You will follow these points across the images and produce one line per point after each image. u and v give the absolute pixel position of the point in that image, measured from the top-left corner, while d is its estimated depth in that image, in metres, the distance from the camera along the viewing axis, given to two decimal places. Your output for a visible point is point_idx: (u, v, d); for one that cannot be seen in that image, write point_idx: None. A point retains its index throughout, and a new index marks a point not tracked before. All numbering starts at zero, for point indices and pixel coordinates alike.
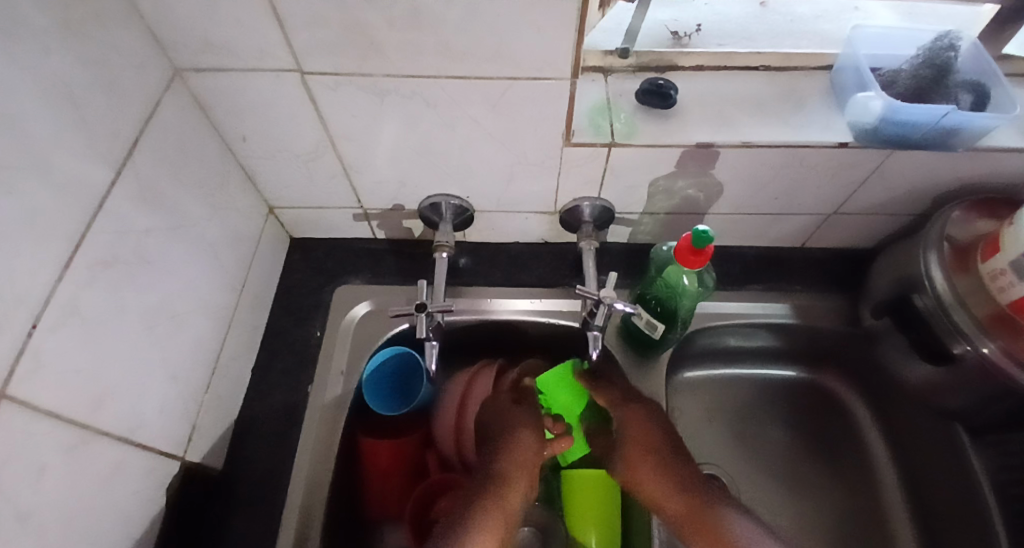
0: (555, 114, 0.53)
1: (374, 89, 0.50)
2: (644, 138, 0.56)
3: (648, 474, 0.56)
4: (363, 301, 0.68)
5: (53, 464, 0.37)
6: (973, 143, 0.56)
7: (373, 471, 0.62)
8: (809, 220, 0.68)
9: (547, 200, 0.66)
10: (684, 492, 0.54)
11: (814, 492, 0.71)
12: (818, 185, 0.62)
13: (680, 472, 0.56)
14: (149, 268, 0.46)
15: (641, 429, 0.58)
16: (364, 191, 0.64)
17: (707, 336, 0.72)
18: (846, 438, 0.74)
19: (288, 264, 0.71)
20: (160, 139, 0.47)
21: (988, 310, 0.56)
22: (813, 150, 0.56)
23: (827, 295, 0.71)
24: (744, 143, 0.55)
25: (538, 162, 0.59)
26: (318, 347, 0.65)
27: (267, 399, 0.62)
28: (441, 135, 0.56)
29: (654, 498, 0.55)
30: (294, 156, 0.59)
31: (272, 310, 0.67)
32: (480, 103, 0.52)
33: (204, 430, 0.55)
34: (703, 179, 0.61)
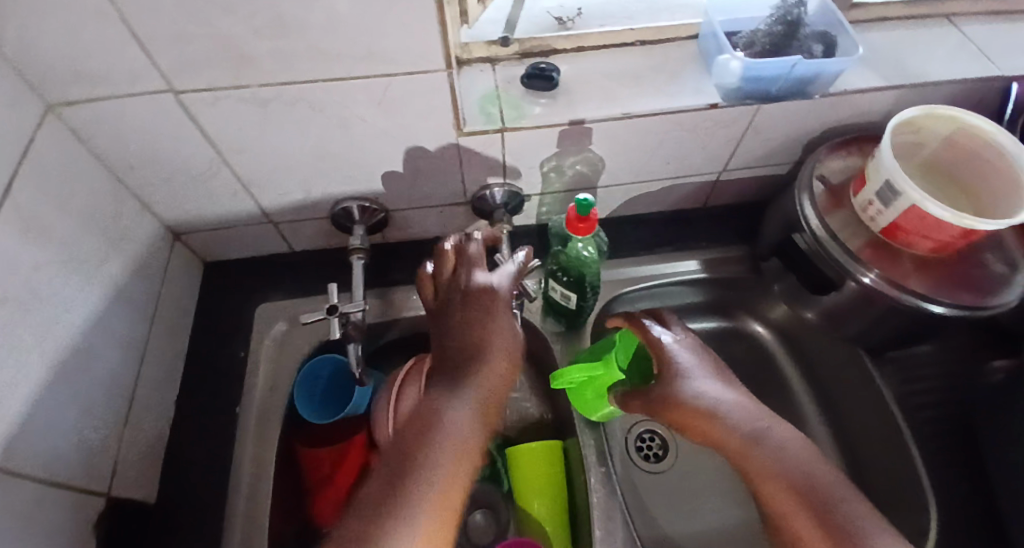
0: (441, 106, 0.55)
1: (255, 99, 0.51)
2: (533, 120, 0.58)
3: (694, 407, 0.59)
4: (284, 317, 0.68)
5: None
6: (827, 88, 0.61)
7: (315, 480, 0.63)
8: (702, 180, 0.73)
9: (455, 191, 0.68)
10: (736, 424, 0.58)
11: None
12: (702, 145, 0.66)
13: (728, 401, 0.59)
14: (45, 304, 0.46)
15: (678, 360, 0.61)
16: (270, 204, 0.64)
17: (627, 301, 0.76)
18: (769, 377, 0.80)
19: (204, 288, 0.71)
20: (39, 171, 0.46)
21: (865, 240, 0.61)
22: (688, 113, 0.60)
23: (730, 247, 0.76)
24: (624, 114, 0.59)
25: (437, 153, 0.61)
26: (244, 365, 0.65)
27: (197, 422, 0.62)
28: (334, 139, 0.57)
29: (702, 430, 0.59)
30: (190, 178, 0.59)
31: (191, 335, 0.67)
32: (365, 102, 0.53)
33: (127, 462, 0.54)
34: (585, 154, 0.64)
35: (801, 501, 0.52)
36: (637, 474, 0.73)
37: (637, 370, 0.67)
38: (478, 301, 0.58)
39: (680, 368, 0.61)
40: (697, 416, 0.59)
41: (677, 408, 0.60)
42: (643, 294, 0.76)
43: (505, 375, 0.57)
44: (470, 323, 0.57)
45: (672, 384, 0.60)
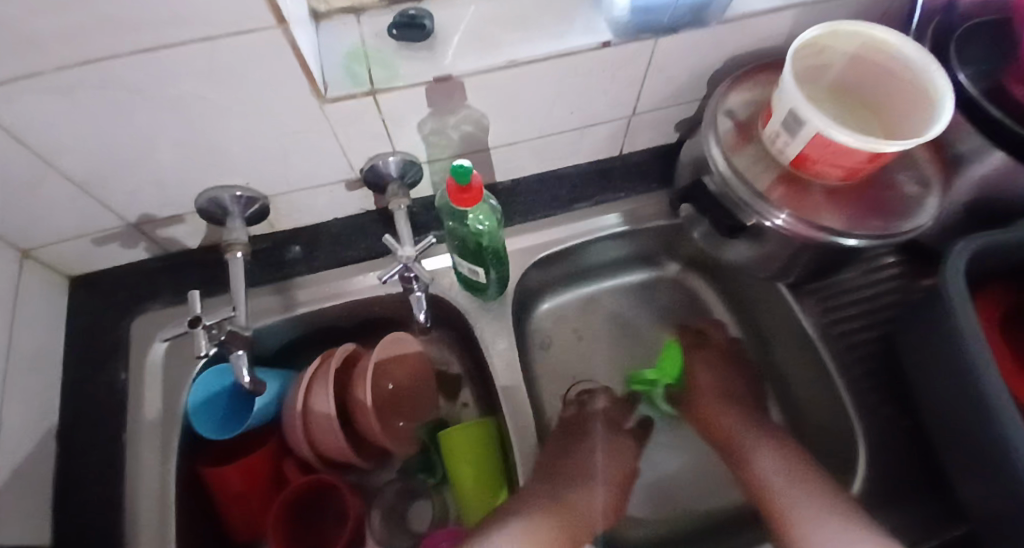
0: (295, 75, 0.47)
1: (60, 88, 0.42)
2: (408, 80, 0.52)
3: (710, 404, 0.70)
4: (160, 335, 0.61)
5: None
6: (724, 16, 0.55)
7: (225, 502, 0.58)
8: (611, 127, 0.68)
9: (340, 167, 0.61)
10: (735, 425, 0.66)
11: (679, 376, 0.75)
12: (605, 90, 0.61)
13: (735, 406, 0.69)
14: None
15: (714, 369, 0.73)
16: (126, 205, 0.57)
17: (546, 264, 0.73)
18: (697, 320, 0.80)
19: (73, 307, 0.63)
20: None
21: (776, 174, 0.59)
22: (580, 56, 0.54)
23: (648, 196, 0.73)
24: (510, 62, 0.53)
25: (306, 128, 0.54)
26: (127, 388, 0.59)
27: (83, 458, 0.56)
28: (178, 125, 0.49)
29: (711, 418, 0.68)
30: (15, 189, 0.50)
31: (65, 362, 0.60)
32: (200, 79, 0.45)
33: (7, 513, 0.49)
34: (465, 113, 0.58)
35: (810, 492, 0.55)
36: None
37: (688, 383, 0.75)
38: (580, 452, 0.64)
39: (715, 377, 0.72)
40: (716, 414, 0.68)
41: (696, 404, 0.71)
42: (563, 254, 0.73)
43: (618, 481, 0.65)
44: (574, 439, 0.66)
45: (699, 395, 0.72)
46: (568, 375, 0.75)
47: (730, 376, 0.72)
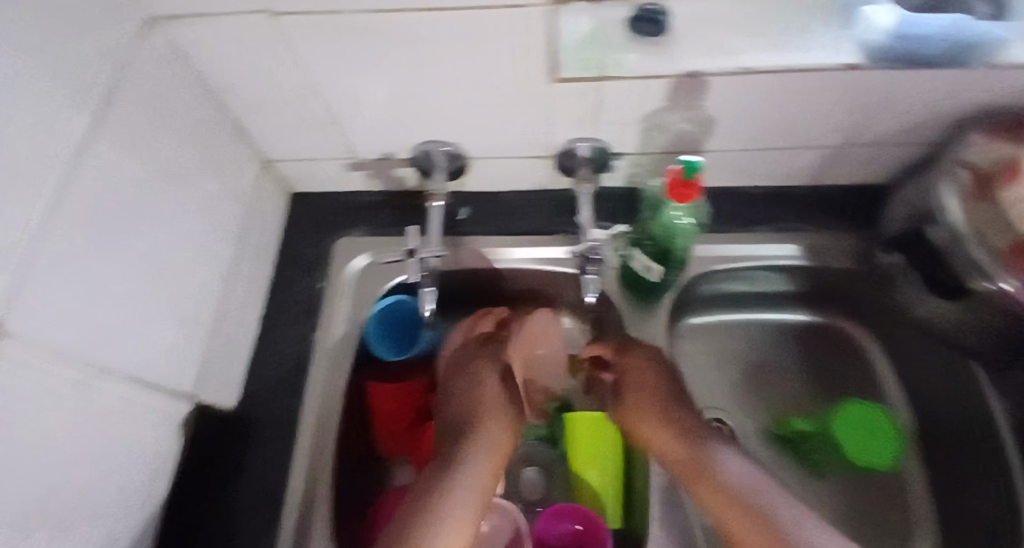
0: (539, 48, 0.51)
1: (351, 28, 0.49)
2: (635, 69, 0.53)
3: (643, 414, 0.61)
4: (363, 253, 0.69)
5: (64, 398, 0.39)
6: (992, 58, 0.51)
7: (378, 413, 0.68)
8: (817, 155, 0.65)
9: (539, 142, 0.64)
10: (675, 434, 0.58)
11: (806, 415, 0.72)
12: (827, 114, 0.58)
13: (671, 415, 0.60)
14: (149, 218, 0.48)
15: (643, 377, 0.62)
16: (356, 140, 0.64)
17: (712, 282, 0.71)
18: (857, 379, 0.74)
19: (290, 218, 0.73)
20: (151, 84, 0.47)
21: (1009, 240, 0.52)
22: (822, 74, 0.52)
23: (839, 235, 0.68)
24: (740, 69, 0.52)
25: (526, 100, 0.57)
26: (322, 297, 0.67)
27: (275, 348, 0.65)
28: (424, 77, 0.55)
29: (652, 439, 0.59)
30: (283, 106, 0.59)
31: (277, 262, 0.70)
32: (458, 38, 0.50)
33: (217, 373, 0.58)
34: (694, 111, 0.57)
35: (738, 500, 0.52)
36: None
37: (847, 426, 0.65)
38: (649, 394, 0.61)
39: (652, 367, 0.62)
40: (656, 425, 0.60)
41: (631, 408, 0.62)
42: (729, 276, 0.70)
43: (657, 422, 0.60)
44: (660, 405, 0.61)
45: (665, 403, 0.61)
46: (701, 396, 0.74)
47: (656, 403, 0.61)
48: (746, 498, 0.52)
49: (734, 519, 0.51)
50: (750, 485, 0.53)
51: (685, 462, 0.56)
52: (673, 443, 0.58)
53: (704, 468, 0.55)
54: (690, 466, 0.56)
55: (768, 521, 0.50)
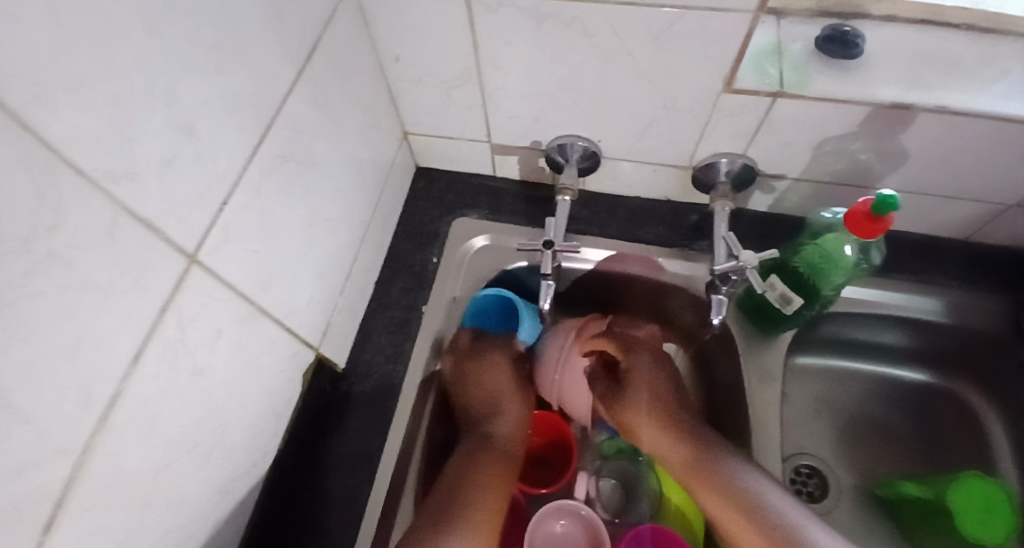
0: (723, 56, 0.49)
1: (538, 12, 0.49)
2: (820, 91, 0.50)
3: (649, 431, 0.59)
4: (483, 234, 0.69)
5: (226, 330, 0.40)
6: None
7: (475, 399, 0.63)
8: (979, 209, 0.61)
9: (683, 154, 0.62)
10: (685, 453, 0.56)
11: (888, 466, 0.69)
12: (1011, 167, 0.54)
13: (680, 430, 0.58)
14: (314, 169, 0.49)
15: (638, 376, 0.62)
16: (499, 124, 0.64)
17: (836, 324, 0.67)
18: (977, 456, 0.67)
19: (412, 191, 0.74)
20: (333, 45, 0.48)
21: None
22: (1015, 125, 0.49)
23: (988, 296, 0.63)
24: (938, 107, 0.49)
25: (688, 108, 0.56)
26: (434, 273, 0.68)
27: (385, 315, 0.65)
28: (593, 70, 0.54)
29: (660, 450, 0.58)
30: (440, 81, 0.60)
31: (396, 232, 0.70)
32: (644, 35, 0.49)
33: (337, 330, 0.59)
34: (885, 143, 0.54)
35: (754, 511, 0.50)
36: None
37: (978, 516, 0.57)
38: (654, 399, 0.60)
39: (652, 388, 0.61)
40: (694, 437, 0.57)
41: (654, 424, 0.59)
42: (855, 321, 0.66)
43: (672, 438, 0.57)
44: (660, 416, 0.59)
45: (678, 425, 0.58)
46: (795, 439, 0.70)
47: (677, 420, 0.58)
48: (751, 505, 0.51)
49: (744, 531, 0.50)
50: (715, 458, 0.54)
51: (681, 466, 0.56)
52: (671, 447, 0.57)
53: (696, 477, 0.54)
54: (689, 472, 0.55)
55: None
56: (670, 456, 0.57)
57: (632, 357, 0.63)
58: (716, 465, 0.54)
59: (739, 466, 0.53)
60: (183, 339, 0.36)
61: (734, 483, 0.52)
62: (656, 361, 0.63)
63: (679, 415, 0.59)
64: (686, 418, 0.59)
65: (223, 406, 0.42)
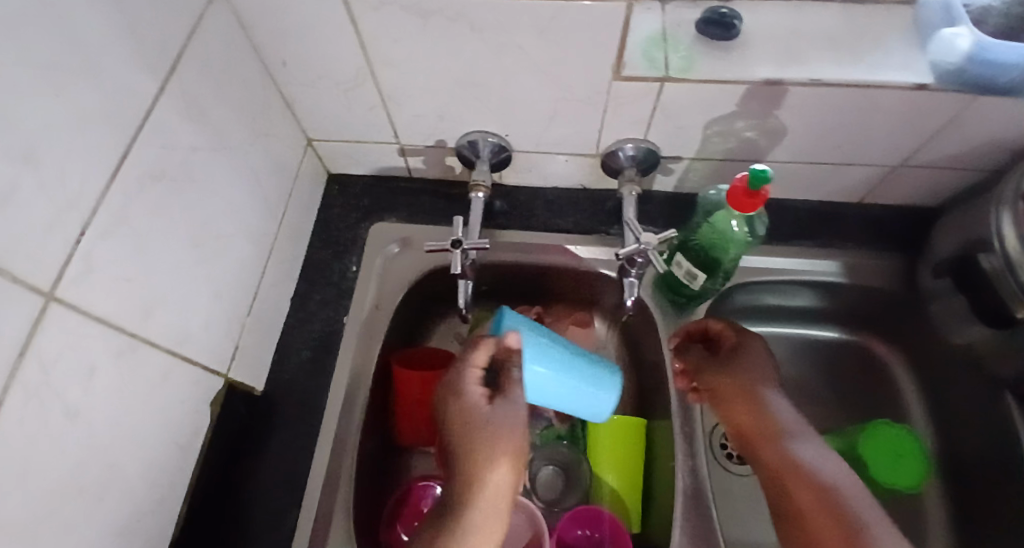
0: (608, 43, 0.49)
1: (419, 9, 0.48)
2: (702, 74, 0.52)
3: (744, 412, 0.56)
4: (398, 238, 0.68)
5: (101, 367, 0.38)
6: None
7: (404, 401, 0.63)
8: (869, 173, 0.64)
9: (589, 141, 0.63)
10: (773, 433, 0.53)
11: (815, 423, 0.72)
12: (887, 132, 0.57)
13: (758, 405, 0.55)
14: (196, 187, 0.47)
15: (750, 359, 0.58)
16: (403, 124, 0.63)
17: (748, 292, 0.69)
18: (889, 405, 0.72)
19: (326, 198, 0.72)
20: (203, 54, 0.46)
21: None
22: (887, 91, 0.51)
23: (883, 254, 0.67)
24: (812, 80, 0.51)
25: (584, 97, 0.56)
26: (354, 281, 0.66)
27: (304, 329, 0.64)
28: (484, 65, 0.53)
29: (749, 427, 0.56)
30: (334, 84, 0.58)
31: (311, 242, 0.68)
32: (528, 28, 0.49)
33: (247, 351, 0.57)
34: (766, 121, 0.57)
35: (819, 492, 0.48)
36: (727, 480, 0.68)
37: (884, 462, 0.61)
38: (748, 371, 0.57)
39: (755, 368, 0.58)
40: (755, 409, 0.55)
41: (744, 402, 0.56)
42: (770, 288, 0.69)
43: (748, 414, 0.56)
44: (744, 389, 0.57)
45: (747, 398, 0.56)
46: None
47: (757, 395, 0.56)
48: (815, 481, 0.48)
49: (815, 508, 0.47)
50: (790, 439, 0.52)
51: (756, 440, 0.54)
52: (763, 427, 0.54)
53: (768, 449, 0.53)
54: (769, 446, 0.53)
55: (851, 526, 0.45)
56: (754, 431, 0.55)
57: (744, 338, 0.60)
58: (785, 445, 0.52)
59: (812, 449, 0.51)
60: (50, 381, 0.34)
61: (806, 464, 0.50)
62: (768, 351, 0.60)
63: (772, 393, 0.56)
64: (778, 394, 0.56)
65: (111, 443, 0.40)
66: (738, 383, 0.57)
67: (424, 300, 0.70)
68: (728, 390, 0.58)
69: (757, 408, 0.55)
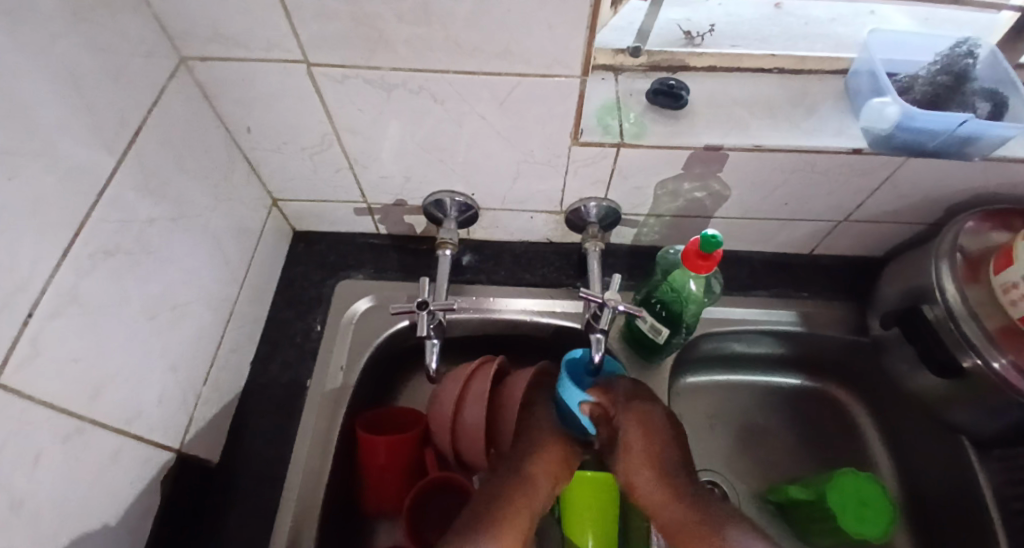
0: (564, 113, 0.52)
1: (383, 83, 0.49)
2: (655, 140, 0.55)
3: (645, 480, 0.53)
4: (365, 296, 0.68)
5: (46, 453, 0.36)
6: (989, 152, 0.56)
7: (371, 467, 0.61)
8: (817, 227, 0.67)
9: (553, 200, 0.65)
10: (671, 485, 0.51)
11: (787, 470, 0.72)
12: (829, 190, 0.61)
13: (670, 476, 0.52)
14: (151, 257, 0.46)
15: (640, 428, 0.54)
16: (369, 186, 0.64)
17: (712, 342, 0.70)
18: (852, 449, 0.73)
19: (291, 256, 0.71)
20: (163, 128, 0.47)
21: (999, 322, 0.55)
22: (825, 155, 0.55)
23: (836, 302, 0.70)
24: (755, 147, 0.55)
25: (546, 160, 0.58)
26: (318, 341, 0.65)
27: (266, 394, 0.62)
28: (447, 132, 0.55)
29: (637, 477, 0.53)
30: (299, 148, 0.59)
31: (274, 303, 0.68)
32: (489, 99, 0.51)
33: (200, 422, 0.54)
34: (709, 181, 0.60)
35: None
36: None
37: (853, 506, 0.60)
38: (654, 425, 0.54)
39: (641, 437, 0.54)
40: (660, 489, 0.51)
41: (633, 453, 0.54)
42: (730, 336, 0.70)
43: (636, 435, 0.54)
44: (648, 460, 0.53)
45: (649, 473, 0.52)
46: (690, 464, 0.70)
47: (665, 473, 0.52)
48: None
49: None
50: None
51: (669, 517, 0.50)
52: (660, 496, 0.51)
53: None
54: (675, 519, 0.50)
55: None
56: (645, 486, 0.52)
57: (644, 409, 0.55)
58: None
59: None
60: None
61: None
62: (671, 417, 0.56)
63: (667, 462, 0.52)
64: (674, 461, 0.52)
65: (54, 535, 0.37)
66: (683, 507, 0.50)
67: (391, 358, 0.69)
68: (634, 449, 0.54)
69: (678, 493, 0.50)
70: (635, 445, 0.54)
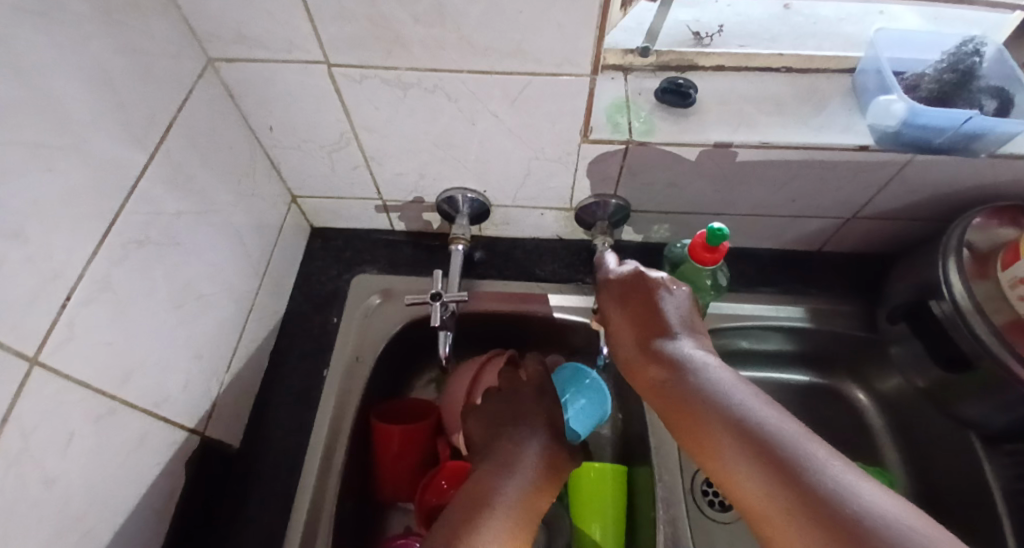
0: (574, 111, 0.53)
1: (398, 82, 0.51)
2: (663, 137, 0.56)
3: (638, 359, 0.50)
4: (380, 290, 0.70)
5: (79, 431, 0.39)
6: (995, 149, 0.56)
7: (385, 456, 0.62)
8: (825, 224, 0.68)
9: (563, 197, 0.66)
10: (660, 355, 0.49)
11: None
12: (837, 187, 0.61)
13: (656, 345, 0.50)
14: (178, 249, 0.48)
15: (637, 307, 0.53)
16: (384, 183, 0.66)
17: (720, 339, 0.70)
18: (861, 445, 0.73)
19: (309, 251, 0.74)
20: (189, 126, 0.49)
21: (1007, 318, 0.54)
22: (832, 152, 0.56)
23: (845, 299, 0.71)
24: (762, 144, 0.56)
25: (556, 157, 0.60)
26: (335, 333, 0.67)
27: (284, 383, 0.64)
28: (461, 130, 0.57)
29: (634, 362, 0.51)
30: (318, 146, 0.61)
31: (293, 296, 0.70)
32: (501, 98, 0.53)
33: (222, 409, 0.57)
34: (717, 178, 0.61)
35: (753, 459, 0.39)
36: (706, 522, 0.65)
37: None
38: (655, 302, 0.52)
39: (628, 318, 0.53)
40: (654, 363, 0.49)
41: (624, 331, 0.52)
42: (738, 332, 0.70)
43: (627, 316, 0.53)
44: (640, 329, 0.51)
45: (642, 346, 0.50)
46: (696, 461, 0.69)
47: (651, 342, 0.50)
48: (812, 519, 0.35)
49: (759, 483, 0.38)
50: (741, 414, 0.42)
51: (660, 391, 0.47)
52: (651, 369, 0.49)
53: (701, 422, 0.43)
54: (666, 393, 0.46)
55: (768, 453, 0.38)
56: (639, 368, 0.50)
57: (650, 293, 0.53)
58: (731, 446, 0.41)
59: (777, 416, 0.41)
60: (28, 448, 0.34)
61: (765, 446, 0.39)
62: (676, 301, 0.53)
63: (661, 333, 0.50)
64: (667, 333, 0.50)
65: (85, 510, 0.40)
66: (676, 376, 0.46)
67: (405, 351, 0.71)
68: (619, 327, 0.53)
69: (666, 362, 0.48)
70: (625, 322, 0.53)
